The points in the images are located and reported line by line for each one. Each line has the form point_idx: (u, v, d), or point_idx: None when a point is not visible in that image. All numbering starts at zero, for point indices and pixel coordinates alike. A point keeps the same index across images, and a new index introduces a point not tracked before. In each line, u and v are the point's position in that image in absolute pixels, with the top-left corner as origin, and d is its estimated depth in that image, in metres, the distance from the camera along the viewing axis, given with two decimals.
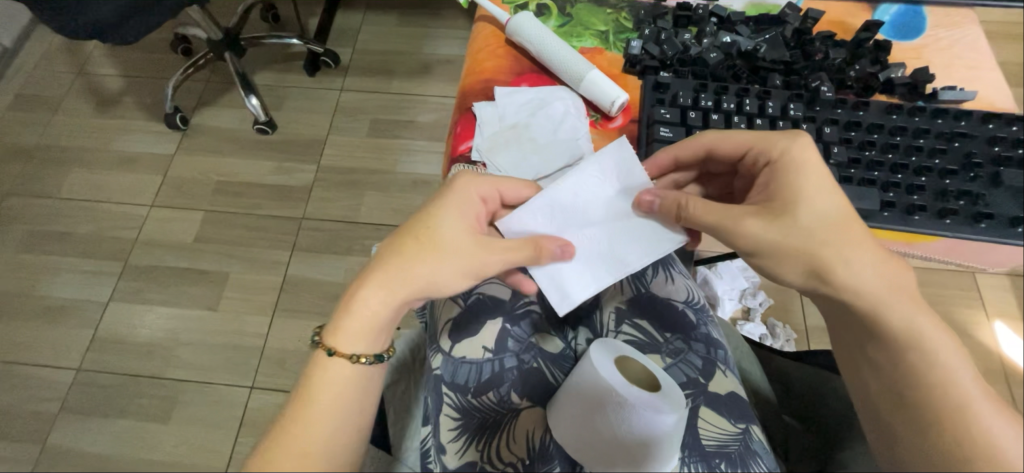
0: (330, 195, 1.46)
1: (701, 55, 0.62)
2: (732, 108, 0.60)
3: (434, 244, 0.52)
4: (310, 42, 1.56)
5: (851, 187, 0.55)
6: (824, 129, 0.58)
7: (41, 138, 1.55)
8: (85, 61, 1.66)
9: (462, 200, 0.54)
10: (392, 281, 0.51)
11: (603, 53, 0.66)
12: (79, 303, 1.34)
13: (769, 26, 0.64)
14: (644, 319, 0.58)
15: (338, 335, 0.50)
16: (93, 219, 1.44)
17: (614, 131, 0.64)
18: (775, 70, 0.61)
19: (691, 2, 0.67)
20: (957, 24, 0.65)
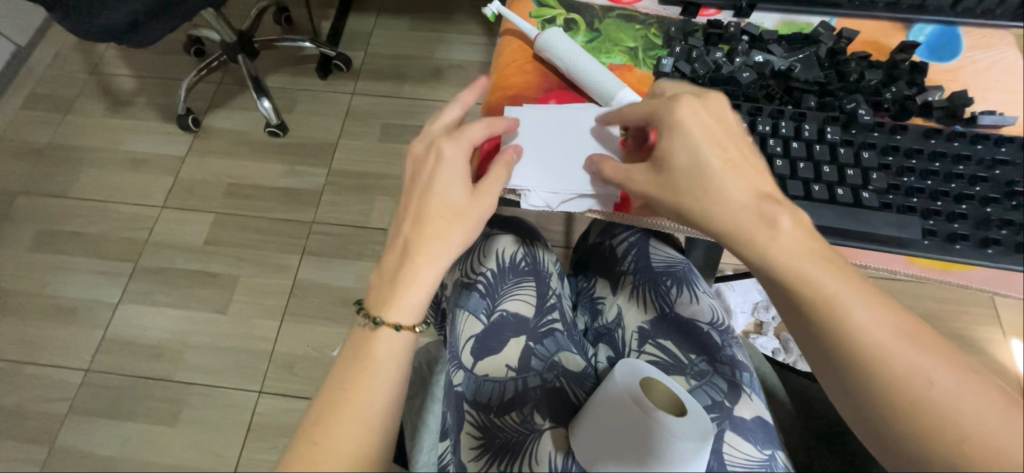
0: (340, 199, 1.45)
1: (734, 75, 0.59)
2: (767, 130, 0.57)
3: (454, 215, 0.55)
4: (322, 46, 1.56)
5: (891, 214, 0.53)
6: (862, 154, 0.55)
7: (54, 138, 1.56)
8: (98, 60, 1.67)
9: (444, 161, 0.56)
10: (431, 248, 0.53)
11: (632, 70, 0.63)
12: (88, 303, 1.34)
13: (802, 45, 0.61)
14: (668, 340, 0.58)
15: (392, 309, 0.52)
16: (104, 219, 1.44)
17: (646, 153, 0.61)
18: (810, 91, 0.58)
19: (722, 19, 0.64)
20: (995, 46, 0.61)
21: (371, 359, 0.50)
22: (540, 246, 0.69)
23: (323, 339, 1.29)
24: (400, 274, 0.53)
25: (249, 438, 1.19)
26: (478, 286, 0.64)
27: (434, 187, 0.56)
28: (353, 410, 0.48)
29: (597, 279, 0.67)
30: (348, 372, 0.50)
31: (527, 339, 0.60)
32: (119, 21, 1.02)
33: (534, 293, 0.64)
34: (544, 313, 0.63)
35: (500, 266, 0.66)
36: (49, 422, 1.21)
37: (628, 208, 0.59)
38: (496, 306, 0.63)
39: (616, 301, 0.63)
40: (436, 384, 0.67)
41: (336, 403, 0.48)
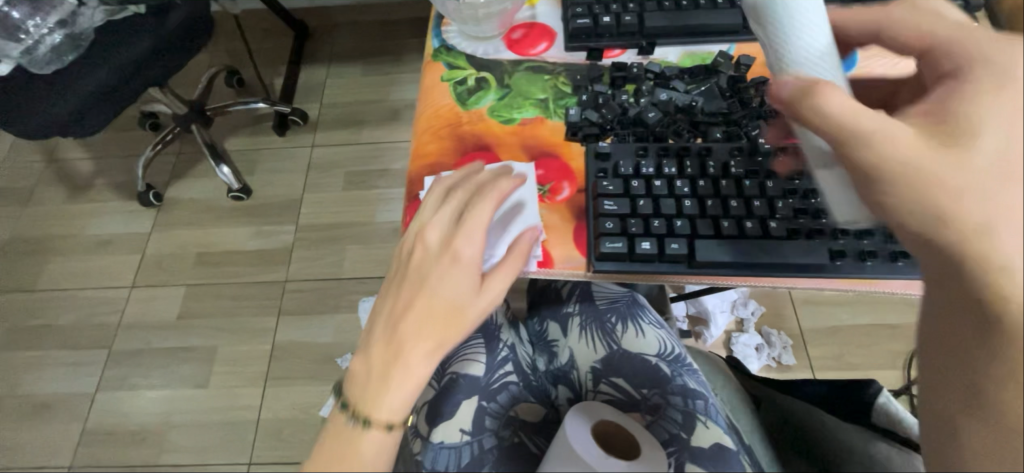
0: (311, 254, 1.45)
1: (639, 116, 0.58)
2: (673, 172, 0.55)
3: (460, 310, 0.47)
4: (276, 104, 1.57)
5: (799, 241, 0.52)
6: (767, 183, 0.54)
7: (15, 232, 1.54)
8: (53, 147, 1.66)
9: (467, 241, 0.48)
10: (432, 347, 0.46)
11: (544, 122, 0.60)
12: (65, 397, 1.31)
13: (704, 77, 0.61)
14: (618, 378, 0.59)
15: (375, 408, 0.44)
16: (74, 307, 1.42)
17: (564, 203, 0.56)
18: (713, 124, 0.58)
19: (626, 60, 0.63)
20: (884, 53, 0.67)
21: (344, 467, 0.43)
22: None
23: (309, 398, 1.27)
24: (391, 370, 0.45)
25: None
26: None
27: (452, 267, 0.47)
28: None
29: (547, 323, 0.68)
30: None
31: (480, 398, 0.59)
32: (35, 126, 1.03)
33: (484, 351, 0.63)
34: (495, 369, 0.61)
35: None
36: None
37: (552, 262, 0.53)
38: (447, 369, 0.62)
39: (567, 344, 0.64)
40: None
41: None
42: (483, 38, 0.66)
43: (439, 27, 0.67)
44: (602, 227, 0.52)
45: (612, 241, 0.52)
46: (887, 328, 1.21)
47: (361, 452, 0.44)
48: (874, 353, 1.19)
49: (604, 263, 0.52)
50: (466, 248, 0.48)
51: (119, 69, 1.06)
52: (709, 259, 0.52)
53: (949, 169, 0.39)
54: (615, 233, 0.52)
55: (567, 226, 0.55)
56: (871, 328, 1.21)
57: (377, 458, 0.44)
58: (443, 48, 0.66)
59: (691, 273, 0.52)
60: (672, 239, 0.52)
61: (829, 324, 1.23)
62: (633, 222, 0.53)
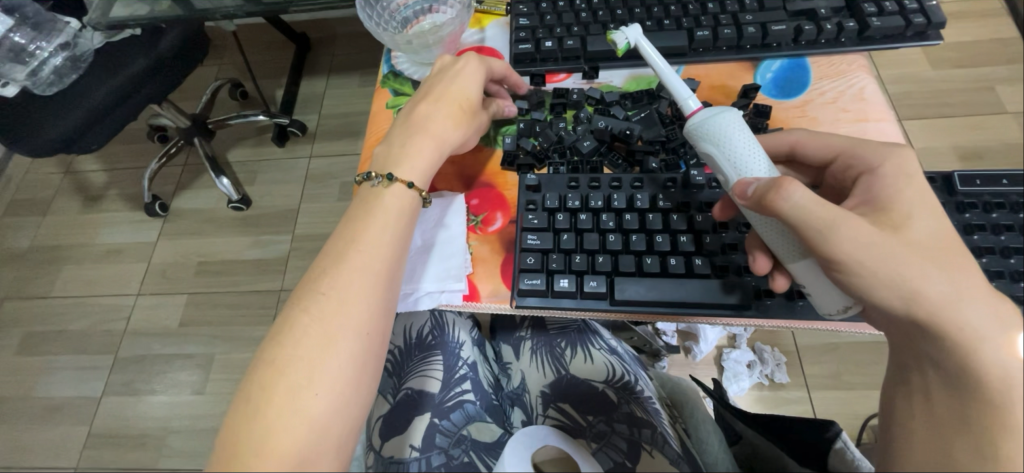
0: (306, 263, 1.48)
1: (575, 145, 0.58)
2: (601, 204, 0.55)
3: (450, 137, 0.55)
4: (274, 116, 1.61)
5: (719, 278, 0.52)
6: (697, 216, 0.54)
7: (35, 240, 1.62)
8: (71, 160, 1.75)
9: (464, 84, 0.56)
10: (425, 166, 0.54)
11: (482, 151, 0.61)
12: (73, 400, 1.37)
13: (646, 102, 0.61)
14: (567, 403, 0.57)
15: (383, 215, 0.51)
16: (85, 314, 1.49)
17: (495, 235, 0.56)
18: (650, 152, 0.57)
19: (570, 85, 0.64)
20: (844, 73, 0.63)
21: (339, 307, 0.46)
22: (448, 313, 0.65)
23: None
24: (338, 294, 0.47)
25: None
26: (386, 365, 0.63)
27: (451, 98, 0.55)
28: (322, 357, 0.44)
29: (502, 344, 0.67)
30: (312, 318, 0.46)
31: (432, 416, 0.57)
32: (37, 148, 1.07)
33: (442, 367, 0.61)
34: (452, 387, 0.59)
35: (406, 341, 0.63)
36: None
37: (478, 295, 0.53)
38: (402, 385, 0.60)
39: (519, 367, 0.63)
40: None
41: (290, 360, 0.44)
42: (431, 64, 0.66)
43: (389, 55, 0.68)
44: (524, 262, 0.52)
45: (531, 277, 0.51)
46: None
47: (360, 280, 0.48)
48: (875, 373, 1.13)
49: (527, 299, 0.51)
50: (462, 82, 0.56)
51: (114, 93, 1.10)
52: (632, 296, 0.51)
53: (901, 250, 0.44)
54: (536, 269, 0.52)
55: (496, 258, 0.55)
56: (872, 346, 1.16)
57: (372, 297, 0.48)
58: (392, 73, 0.67)
59: (614, 310, 0.51)
60: (593, 276, 0.52)
61: (826, 341, 1.18)
62: (559, 256, 0.52)
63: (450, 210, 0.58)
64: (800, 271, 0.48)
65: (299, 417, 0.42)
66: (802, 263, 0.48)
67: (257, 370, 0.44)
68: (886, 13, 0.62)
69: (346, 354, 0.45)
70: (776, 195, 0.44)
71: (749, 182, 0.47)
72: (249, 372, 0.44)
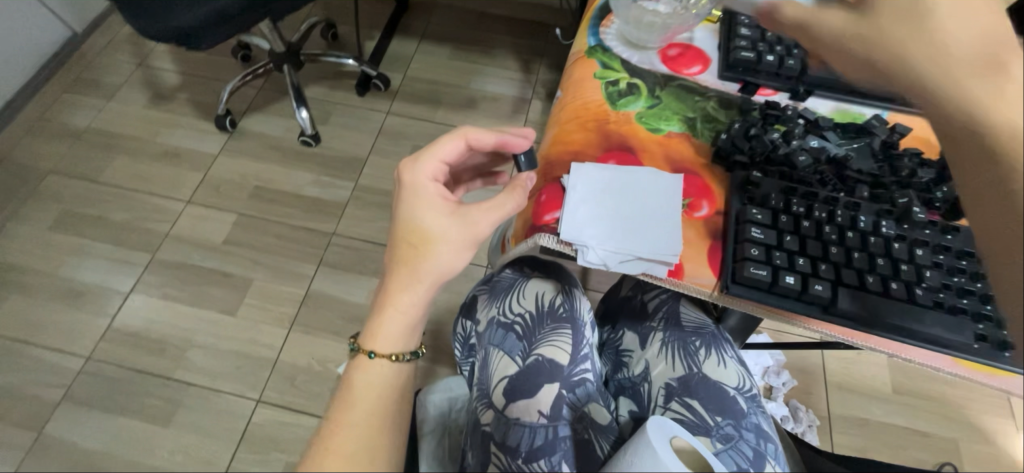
0: (363, 214, 1.47)
1: (790, 157, 0.56)
2: (822, 217, 0.52)
3: (429, 243, 0.49)
4: (364, 64, 1.61)
5: (943, 314, 0.48)
6: (915, 250, 0.51)
7: (93, 122, 1.59)
8: (148, 54, 1.73)
9: (419, 190, 0.51)
10: (413, 276, 0.49)
11: (689, 140, 0.59)
12: (99, 290, 1.34)
13: (856, 136, 0.60)
14: (693, 400, 0.61)
15: (376, 338, 0.50)
16: (129, 207, 1.46)
17: (701, 221, 0.53)
18: (862, 182, 0.55)
19: (780, 100, 0.63)
20: None
21: (362, 388, 0.50)
22: (577, 290, 0.70)
23: (328, 353, 1.27)
24: (376, 332, 0.50)
25: (240, 447, 1.16)
26: (516, 327, 0.67)
27: (412, 211, 0.50)
28: (352, 430, 0.47)
29: (626, 331, 0.71)
30: (339, 407, 0.49)
31: (561, 387, 0.62)
32: (155, 30, 1.06)
33: (570, 342, 0.65)
34: (577, 362, 0.64)
35: (539, 308, 0.67)
36: (40, 407, 1.19)
37: (682, 274, 0.50)
38: (532, 350, 0.64)
39: (644, 356, 0.67)
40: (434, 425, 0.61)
41: (331, 445, 0.46)
42: (640, 45, 0.67)
43: (595, 29, 0.68)
44: (749, 251, 0.49)
45: (757, 267, 0.48)
46: (918, 434, 1.16)
47: (372, 370, 0.50)
48: (905, 459, 1.14)
49: (742, 287, 0.49)
50: (417, 187, 0.51)
51: None
52: (848, 312, 0.48)
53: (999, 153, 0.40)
54: (760, 261, 0.49)
55: (702, 243, 0.52)
56: (901, 430, 1.17)
57: (385, 378, 0.50)
58: (599, 47, 0.67)
59: (827, 318, 0.48)
60: (818, 280, 0.49)
61: (859, 415, 1.19)
62: (780, 256, 0.50)
63: (660, 187, 0.55)
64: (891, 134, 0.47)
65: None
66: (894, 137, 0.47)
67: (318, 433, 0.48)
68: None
69: (367, 422, 0.48)
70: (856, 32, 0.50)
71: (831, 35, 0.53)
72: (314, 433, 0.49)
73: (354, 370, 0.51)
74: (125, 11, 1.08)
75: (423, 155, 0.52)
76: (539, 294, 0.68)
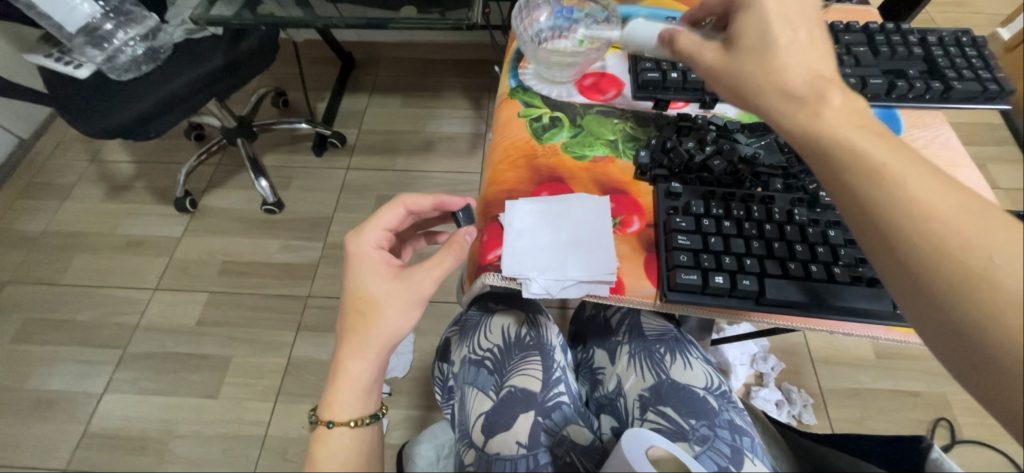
0: (336, 271, 1.47)
1: (705, 163, 0.60)
2: (741, 215, 0.56)
3: (377, 307, 0.52)
4: (317, 126, 1.64)
5: (864, 289, 0.51)
6: (831, 232, 0.54)
7: (49, 225, 1.57)
8: (100, 148, 1.73)
9: (365, 258, 0.55)
10: (363, 342, 0.51)
11: (614, 161, 0.63)
12: (71, 395, 1.29)
13: (765, 132, 0.65)
14: (666, 407, 0.64)
15: (332, 407, 0.51)
16: (95, 304, 1.43)
17: (635, 236, 0.56)
18: (775, 175, 0.60)
19: (690, 111, 0.68)
20: (930, 124, 0.67)
21: (322, 459, 0.49)
22: (541, 317, 0.74)
23: None
24: (332, 401, 0.51)
25: None
26: (486, 362, 0.70)
27: (359, 279, 0.54)
28: None
29: (595, 350, 0.77)
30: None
31: (537, 414, 0.65)
32: (100, 128, 1.07)
33: (540, 368, 0.69)
34: (551, 387, 0.68)
35: (506, 341, 0.71)
36: None
37: (624, 289, 0.53)
38: (504, 382, 0.68)
39: (615, 371, 0.72)
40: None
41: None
42: (557, 81, 0.72)
43: (515, 72, 0.73)
44: (677, 259, 0.52)
45: (687, 273, 0.51)
46: (909, 395, 1.18)
47: (332, 439, 0.50)
48: (902, 423, 1.15)
49: (677, 293, 0.52)
50: (365, 256, 0.55)
51: (188, 84, 1.12)
52: (780, 298, 0.51)
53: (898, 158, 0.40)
54: (689, 265, 0.52)
55: (637, 258, 0.55)
56: (891, 393, 1.19)
57: (347, 446, 0.50)
58: (519, 87, 0.71)
59: (761, 310, 0.51)
60: (745, 276, 0.52)
61: (849, 387, 1.21)
62: (707, 258, 0.53)
63: (592, 211, 0.58)
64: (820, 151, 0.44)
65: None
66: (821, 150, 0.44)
67: None
68: (967, 78, 0.67)
69: None
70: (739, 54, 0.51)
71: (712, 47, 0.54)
72: None
73: (316, 442, 0.51)
74: (64, 114, 1.08)
75: (366, 225, 0.56)
76: (507, 329, 0.72)
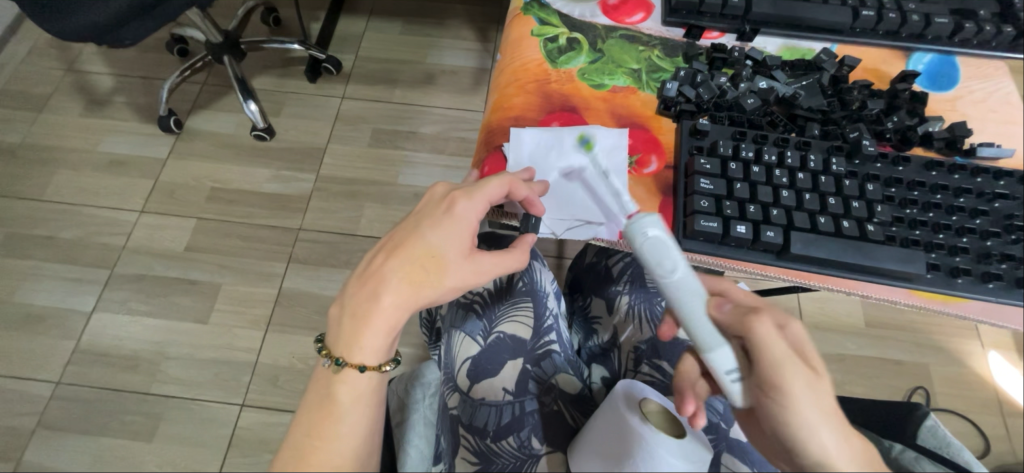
0: (328, 206, 1.42)
1: (738, 101, 0.59)
2: (773, 160, 0.56)
3: (439, 275, 0.49)
4: (311, 47, 1.52)
5: (896, 248, 0.54)
6: (867, 185, 0.56)
7: (26, 137, 1.49)
8: (75, 57, 1.60)
9: (449, 217, 0.50)
10: (413, 301, 0.48)
11: (636, 93, 0.62)
12: (59, 311, 1.28)
13: (806, 71, 0.63)
14: (663, 363, 0.65)
15: (358, 350, 0.47)
16: (79, 223, 1.38)
17: (651, 177, 0.57)
18: (813, 119, 0.59)
19: (726, 42, 0.65)
20: (990, 76, 0.65)
21: (341, 400, 0.47)
22: (535, 262, 0.72)
23: (309, 350, 1.25)
24: (358, 340, 0.47)
25: (229, 453, 1.15)
26: (475, 306, 0.68)
27: (434, 232, 0.49)
28: (333, 447, 0.45)
29: (593, 298, 0.75)
30: (314, 420, 0.46)
31: (525, 361, 0.64)
32: (67, 27, 0.98)
33: (531, 314, 0.68)
34: (541, 334, 0.67)
35: (497, 286, 0.69)
36: (14, 437, 1.15)
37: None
38: (493, 328, 0.66)
39: (611, 322, 0.71)
40: (415, 405, 0.61)
41: (308, 456, 0.44)
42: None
43: None
44: (698, 204, 0.53)
45: (708, 219, 0.53)
46: (892, 363, 1.20)
47: (352, 382, 0.47)
48: (883, 388, 1.18)
49: (698, 238, 0.54)
50: (450, 211, 0.50)
51: None
52: (805, 250, 0.53)
53: (828, 395, 0.47)
54: (711, 213, 0.54)
55: (652, 199, 0.56)
56: (876, 361, 1.20)
57: (369, 390, 0.47)
58: (535, 3, 0.67)
59: (778, 264, 0.54)
60: (769, 227, 0.54)
61: (836, 352, 1.22)
62: (729, 203, 0.54)
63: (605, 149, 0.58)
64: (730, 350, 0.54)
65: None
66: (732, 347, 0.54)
67: (296, 448, 0.45)
68: None
69: (354, 437, 0.46)
70: (751, 324, 0.47)
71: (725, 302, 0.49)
72: (286, 444, 0.46)
73: (328, 380, 0.48)
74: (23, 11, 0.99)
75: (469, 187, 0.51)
76: (509, 281, 0.69)
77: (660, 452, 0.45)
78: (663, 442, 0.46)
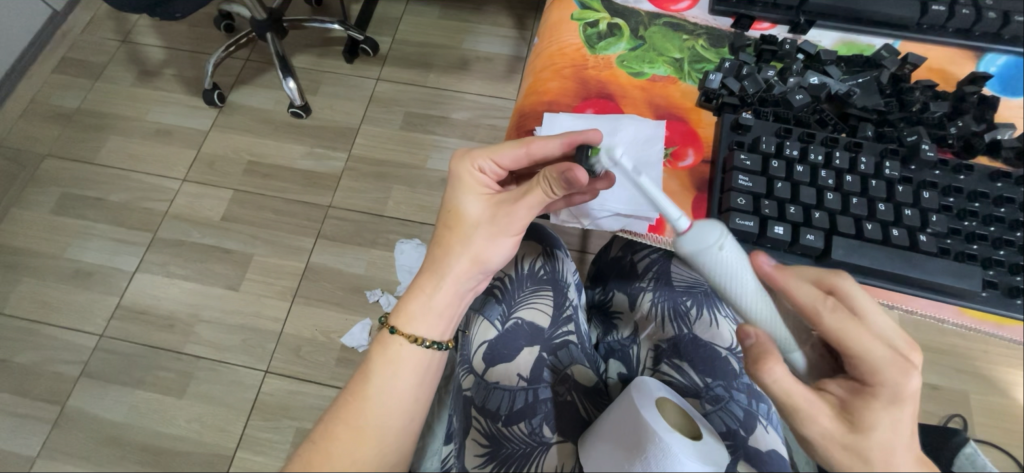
0: (357, 186, 1.45)
1: (786, 96, 0.56)
2: (819, 160, 0.53)
3: (466, 231, 0.54)
4: (350, 29, 1.54)
5: (949, 262, 0.50)
6: (922, 192, 0.53)
7: (83, 103, 1.57)
8: (130, 29, 1.68)
9: (468, 181, 0.55)
10: (445, 264, 0.53)
11: (676, 84, 0.60)
12: (105, 269, 1.36)
13: (863, 68, 0.59)
14: (683, 363, 0.64)
15: (398, 315, 0.53)
16: (127, 188, 1.46)
17: (686, 171, 0.56)
18: (867, 119, 0.56)
19: (777, 34, 0.62)
20: None
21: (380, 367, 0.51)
22: (559, 252, 0.72)
23: (331, 324, 1.29)
24: (402, 306, 0.54)
25: (252, 416, 1.20)
26: (495, 290, 0.68)
27: (456, 197, 0.55)
28: (366, 409, 0.49)
29: (616, 292, 0.74)
30: (356, 383, 0.51)
31: (541, 349, 0.64)
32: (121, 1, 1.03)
33: (551, 303, 0.68)
34: (560, 324, 0.66)
35: (519, 272, 0.69)
36: (60, 382, 1.24)
37: (663, 229, 0.55)
38: (512, 313, 0.66)
39: (633, 317, 0.70)
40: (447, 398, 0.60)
41: (343, 414, 0.49)
42: None
43: None
44: (734, 202, 0.51)
45: (743, 218, 0.51)
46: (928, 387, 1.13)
47: (398, 354, 0.51)
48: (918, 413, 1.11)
49: (732, 237, 0.52)
50: (467, 180, 0.55)
51: None
52: (846, 257, 0.51)
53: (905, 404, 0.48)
54: (747, 211, 0.52)
55: (686, 194, 0.55)
56: None
57: (405, 359, 0.51)
58: None
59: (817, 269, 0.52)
60: (810, 230, 0.51)
61: None
62: (768, 203, 0.52)
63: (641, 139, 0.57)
64: (807, 364, 0.51)
65: (372, 464, 0.47)
66: (811, 361, 0.51)
67: (337, 407, 0.49)
68: None
69: (388, 403, 0.49)
70: (759, 366, 0.46)
71: (754, 335, 0.47)
72: (332, 403, 0.50)
73: (377, 345, 0.53)
74: None
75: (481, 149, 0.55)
76: (529, 271, 0.69)
77: (672, 448, 0.44)
78: (676, 438, 0.45)
